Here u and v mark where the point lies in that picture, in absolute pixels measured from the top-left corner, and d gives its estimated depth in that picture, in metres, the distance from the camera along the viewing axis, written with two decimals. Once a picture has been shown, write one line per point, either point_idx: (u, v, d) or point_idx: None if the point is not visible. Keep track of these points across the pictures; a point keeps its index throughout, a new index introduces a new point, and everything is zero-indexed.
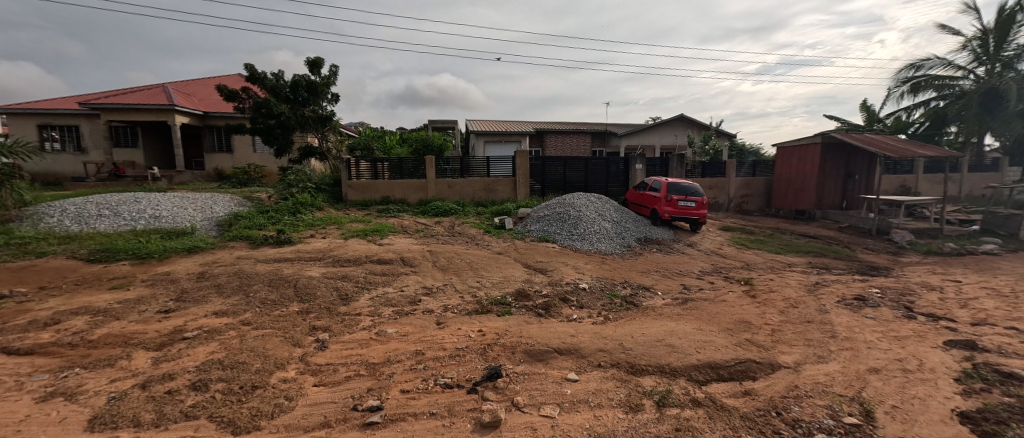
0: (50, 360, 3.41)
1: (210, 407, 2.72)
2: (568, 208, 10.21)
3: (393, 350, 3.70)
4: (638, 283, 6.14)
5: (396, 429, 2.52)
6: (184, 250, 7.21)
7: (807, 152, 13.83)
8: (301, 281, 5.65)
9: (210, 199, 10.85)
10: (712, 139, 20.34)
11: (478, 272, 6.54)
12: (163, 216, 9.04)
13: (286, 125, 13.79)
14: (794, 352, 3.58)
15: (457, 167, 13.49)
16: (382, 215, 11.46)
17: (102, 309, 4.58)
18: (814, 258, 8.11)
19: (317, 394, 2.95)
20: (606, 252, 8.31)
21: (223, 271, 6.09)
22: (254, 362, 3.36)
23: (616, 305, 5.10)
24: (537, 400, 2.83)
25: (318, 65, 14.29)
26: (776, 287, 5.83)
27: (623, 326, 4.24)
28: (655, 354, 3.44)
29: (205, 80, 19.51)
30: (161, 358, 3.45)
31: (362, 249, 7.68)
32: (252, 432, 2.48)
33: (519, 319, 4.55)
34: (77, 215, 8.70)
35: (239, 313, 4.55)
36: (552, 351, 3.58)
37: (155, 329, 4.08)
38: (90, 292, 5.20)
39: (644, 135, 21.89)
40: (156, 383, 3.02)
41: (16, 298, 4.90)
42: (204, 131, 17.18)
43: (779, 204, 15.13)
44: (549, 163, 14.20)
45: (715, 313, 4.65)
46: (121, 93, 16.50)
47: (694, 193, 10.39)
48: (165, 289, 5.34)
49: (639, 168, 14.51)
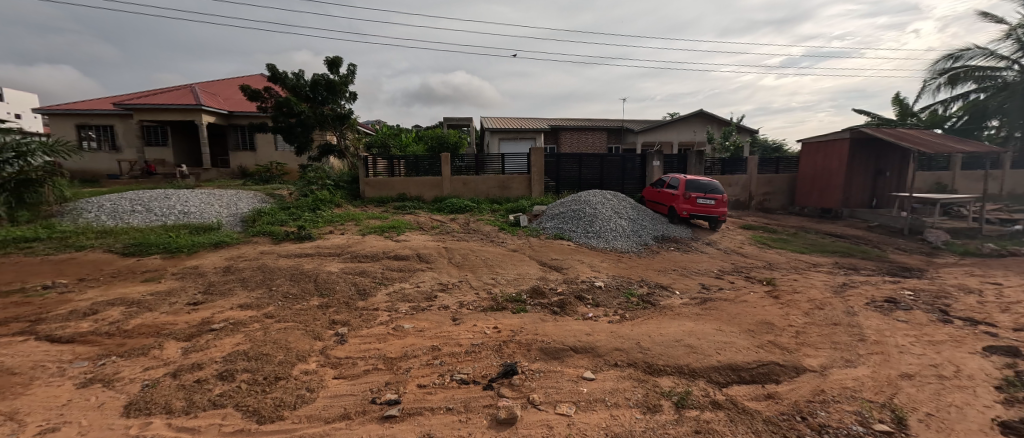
0: (89, 349, 3.59)
1: (236, 397, 2.81)
2: (584, 205, 10.13)
3: (410, 345, 3.75)
4: (655, 282, 6.05)
5: (413, 423, 2.55)
6: (211, 245, 7.48)
7: (835, 148, 13.34)
8: (320, 276, 5.79)
9: (235, 196, 11.20)
10: (733, 135, 19.86)
11: (493, 269, 6.56)
12: (191, 212, 9.39)
13: (306, 123, 14.11)
14: (820, 356, 3.47)
15: (472, 164, 13.57)
16: (398, 212, 11.62)
17: (136, 300, 4.79)
18: (841, 259, 7.82)
19: (337, 386, 3.02)
20: (622, 250, 8.22)
21: (248, 266, 6.28)
22: (277, 354, 3.46)
23: (633, 304, 5.04)
24: (553, 398, 2.82)
25: (336, 64, 14.54)
26: (800, 288, 5.66)
27: (640, 325, 4.18)
28: (673, 355, 3.38)
29: (230, 81, 20.12)
30: (190, 348, 3.59)
31: (380, 245, 7.82)
32: (276, 422, 2.56)
33: (535, 316, 4.55)
34: (113, 210, 9.13)
35: (263, 306, 4.69)
36: (567, 349, 3.56)
37: (185, 320, 4.25)
38: (125, 284, 5.47)
39: (662, 132, 21.51)
40: (185, 372, 3.15)
41: (58, 289, 5.19)
42: (230, 130, 17.74)
43: (803, 202, 14.67)
44: (564, 160, 14.11)
45: (736, 313, 4.54)
46: (152, 94, 17.19)
47: (714, 190, 10.16)
48: (194, 282, 5.56)
49: (657, 164, 14.26)
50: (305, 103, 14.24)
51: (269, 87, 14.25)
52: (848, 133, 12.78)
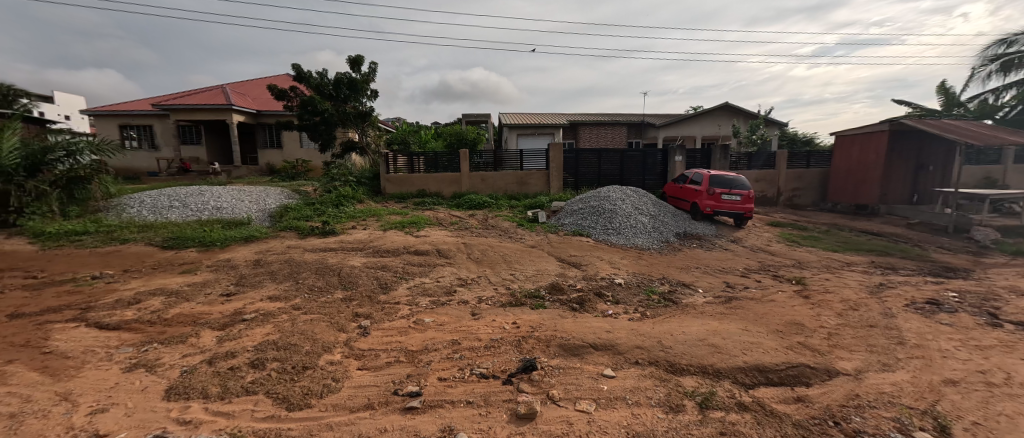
0: (132, 335, 3.81)
1: (267, 384, 2.93)
2: (603, 201, 10.00)
3: (430, 338, 3.81)
4: (677, 280, 5.92)
5: (434, 415, 2.60)
6: (242, 239, 7.78)
7: (872, 141, 12.70)
8: (344, 270, 5.94)
9: (263, 192, 11.60)
10: (761, 128, 19.06)
11: (511, 265, 6.58)
12: (224, 208, 9.80)
13: (329, 121, 14.46)
14: (854, 359, 3.32)
15: (490, 160, 13.56)
16: (418, 208, 11.77)
17: (175, 290, 5.06)
18: (877, 258, 7.45)
19: (361, 377, 3.11)
20: (643, 247, 8.08)
21: (276, 259, 6.51)
22: (304, 344, 3.58)
23: (654, 302, 4.95)
24: (572, 394, 2.82)
25: (358, 63, 14.80)
26: (832, 288, 5.42)
27: (662, 324, 4.11)
28: (697, 354, 3.31)
29: (258, 81, 20.82)
30: (224, 337, 3.76)
31: (400, 240, 7.96)
32: (304, 410, 2.66)
33: (554, 312, 4.54)
34: (153, 205, 9.62)
35: (290, 298, 4.86)
36: (587, 346, 3.55)
37: (219, 310, 4.45)
38: (165, 275, 5.76)
39: (685, 126, 20.98)
40: (220, 360, 3.30)
41: (105, 279, 5.53)
42: (258, 128, 18.36)
43: (836, 198, 14.06)
44: (583, 155, 13.96)
45: (762, 313, 4.40)
46: (186, 95, 17.96)
47: (740, 186, 9.84)
48: (227, 274, 5.82)
49: (679, 160, 13.93)
50: (328, 101, 14.57)
51: (295, 87, 14.64)
52: (886, 125, 12.14)
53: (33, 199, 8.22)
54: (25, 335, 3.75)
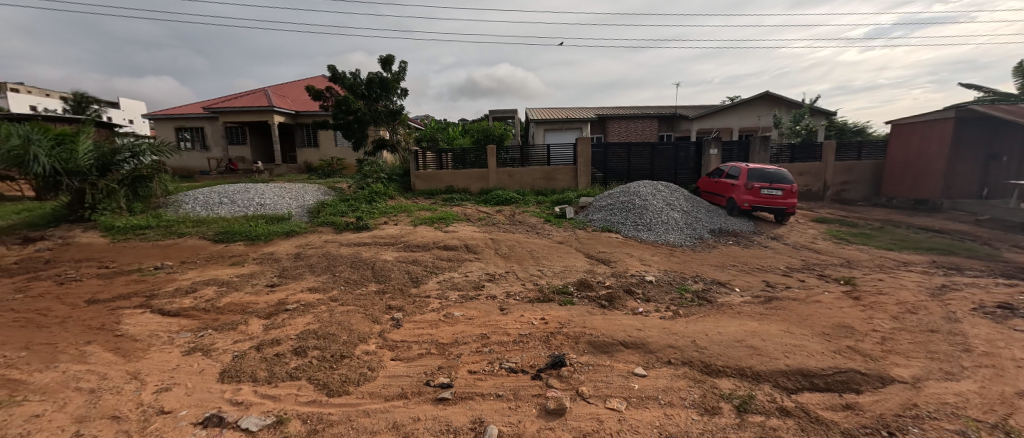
0: (190, 322, 4.12)
1: (309, 371, 3.09)
2: (633, 196, 9.78)
3: (460, 332, 3.88)
4: (711, 278, 5.72)
5: (465, 407, 2.65)
6: (284, 233, 8.20)
7: (935, 131, 11.67)
8: (377, 264, 6.14)
9: (302, 189, 12.14)
10: (806, 118, 17.72)
11: (539, 260, 6.57)
12: (266, 204, 10.35)
13: (362, 120, 14.93)
14: (912, 366, 3.09)
15: (517, 156, 13.56)
16: (447, 204, 11.96)
17: (226, 281, 5.42)
18: (939, 257, 6.87)
19: (395, 367, 3.21)
20: (675, 243, 7.84)
21: (315, 253, 6.83)
22: (341, 334, 3.74)
23: (687, 300, 4.81)
24: (602, 392, 2.79)
25: (389, 62, 15.18)
26: (886, 289, 5.05)
27: (696, 323, 3.99)
28: (735, 356, 3.19)
29: (296, 82, 21.79)
30: (271, 325, 3.99)
31: (430, 236, 8.11)
32: (343, 396, 2.78)
33: (583, 309, 4.51)
34: (204, 202, 10.31)
35: (328, 290, 5.09)
36: (617, 344, 3.49)
37: (265, 300, 4.73)
38: (217, 267, 6.19)
39: (720, 118, 20.18)
40: (267, 346, 3.51)
41: (166, 270, 6.01)
42: (297, 128, 19.25)
43: (891, 192, 13.11)
44: (611, 149, 13.68)
45: (806, 314, 4.16)
46: (233, 98, 19.07)
47: (781, 180, 9.33)
48: (271, 266, 6.16)
49: (714, 153, 13.34)
50: (361, 100, 15.03)
51: (330, 87, 15.17)
52: (953, 113, 11.11)
53: (104, 196, 9.02)
54: (101, 319, 4.14)
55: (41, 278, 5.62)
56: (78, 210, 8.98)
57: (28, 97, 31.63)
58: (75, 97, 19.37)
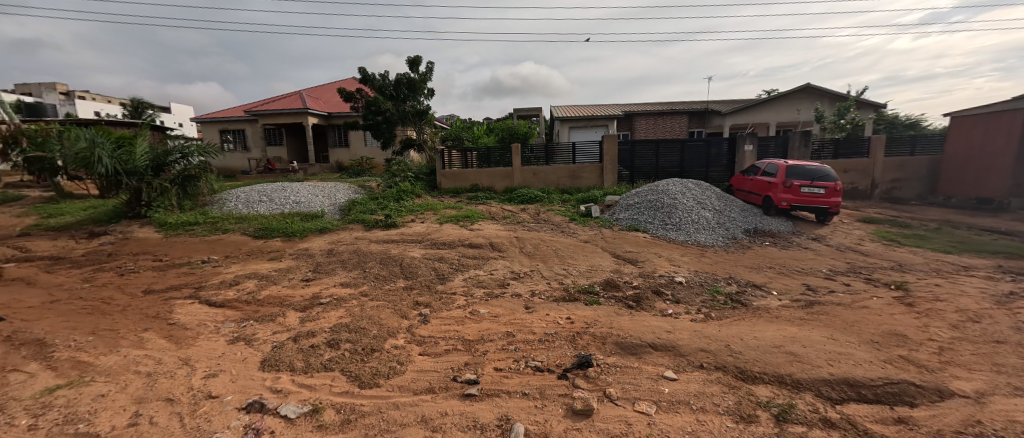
0: (233, 312, 4.36)
1: (342, 363, 3.21)
2: (662, 195, 9.53)
3: (486, 329, 3.91)
4: (746, 280, 5.49)
5: (491, 404, 2.67)
6: (318, 230, 8.52)
7: (1002, 122, 10.71)
8: (405, 261, 6.28)
9: (334, 188, 12.59)
10: (851, 111, 16.65)
11: (564, 259, 6.52)
12: (301, 202, 10.80)
13: (390, 120, 15.32)
14: (975, 380, 2.85)
15: (542, 154, 13.53)
16: (472, 203, 12.07)
17: (265, 275, 5.70)
18: (1006, 261, 6.30)
19: (423, 362, 3.28)
20: (706, 244, 7.58)
21: (346, 249, 7.08)
22: (372, 328, 3.85)
23: (719, 303, 4.64)
24: (631, 394, 2.74)
25: (416, 63, 15.47)
26: (944, 295, 4.68)
27: (730, 326, 3.85)
28: (772, 362, 3.05)
29: (329, 85, 22.60)
30: (306, 318, 4.17)
31: (456, 234, 8.21)
32: (373, 388, 2.87)
33: (609, 309, 4.43)
34: (246, 200, 10.88)
35: (359, 285, 5.26)
36: (646, 346, 3.42)
37: (301, 294, 4.94)
38: (257, 261, 6.52)
39: (755, 112, 19.35)
40: (303, 338, 3.66)
41: (212, 263, 6.40)
42: (329, 128, 19.95)
43: (949, 190, 12.15)
44: (639, 147, 13.37)
45: (852, 321, 3.93)
46: (271, 101, 20.00)
47: (824, 178, 8.81)
48: (306, 261, 6.43)
49: (749, 149, 12.79)
50: (390, 101, 15.40)
51: (360, 89, 15.60)
52: None
53: (158, 195, 9.63)
54: (156, 308, 4.45)
55: (104, 269, 6.12)
56: (136, 207, 9.66)
57: (91, 104, 34.35)
58: (133, 103, 20.90)
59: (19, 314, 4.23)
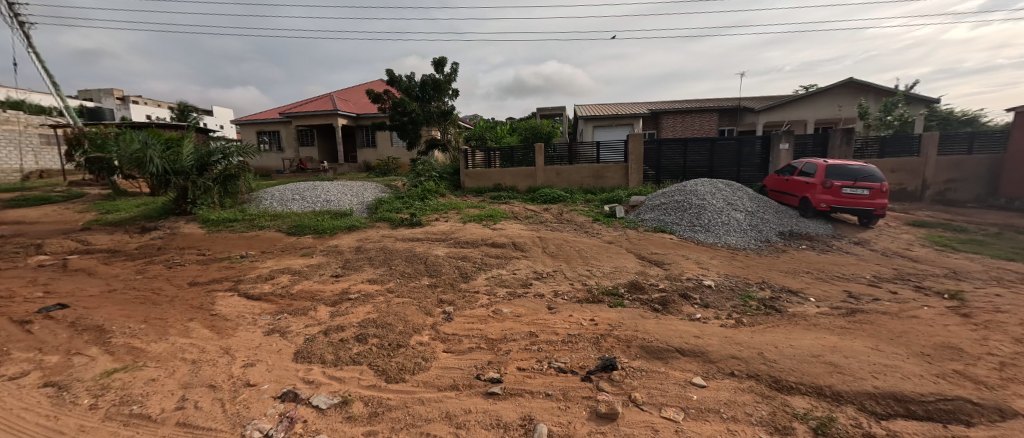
0: (269, 305, 4.57)
1: (369, 357, 3.30)
2: (690, 196, 9.26)
3: (509, 328, 3.92)
4: (781, 285, 5.26)
5: (514, 403, 2.67)
6: (346, 228, 8.80)
7: None
8: (430, 259, 6.38)
9: (362, 187, 12.95)
10: (899, 107, 15.65)
11: (588, 260, 6.46)
12: (331, 200, 11.17)
13: (416, 121, 15.61)
14: None
15: (565, 154, 13.46)
16: (495, 202, 12.12)
17: (297, 270, 5.94)
18: None
19: (446, 359, 3.32)
20: (737, 246, 7.31)
21: (373, 247, 7.27)
22: (398, 324, 3.94)
23: (751, 308, 4.47)
24: (657, 400, 2.68)
25: (441, 64, 15.70)
26: (1007, 307, 4.31)
27: (764, 333, 3.69)
28: (810, 372, 2.91)
29: (358, 87, 23.29)
30: (336, 312, 4.31)
31: (479, 233, 8.27)
32: (399, 383, 2.93)
33: (634, 312, 4.35)
34: (280, 198, 11.36)
35: (385, 281, 5.39)
36: (673, 350, 3.34)
37: (331, 289, 5.12)
38: (291, 257, 6.80)
39: (792, 109, 18.51)
40: (333, 332, 3.79)
41: (250, 258, 6.74)
42: (358, 129, 20.53)
43: (1012, 192, 11.20)
44: (666, 146, 13.05)
45: (899, 331, 3.69)
46: (304, 103, 20.80)
47: (869, 178, 8.30)
48: (336, 258, 6.65)
49: (785, 147, 12.22)
50: (416, 102, 15.70)
51: (388, 91, 15.97)
52: None
53: (202, 193, 10.23)
54: (200, 299, 4.73)
55: (154, 262, 6.55)
56: (182, 204, 10.29)
57: (143, 108, 36.81)
58: (180, 107, 22.23)
59: (82, 302, 4.60)
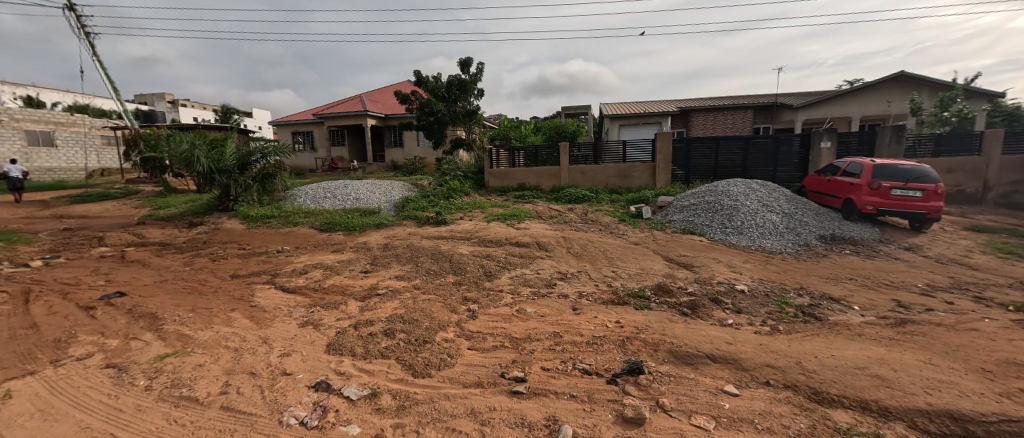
0: (303, 298, 4.77)
1: (397, 352, 3.37)
2: (722, 196, 8.94)
3: (534, 328, 3.91)
4: (821, 292, 4.99)
5: (539, 403, 2.67)
6: (375, 225, 9.05)
7: None
8: (454, 257, 6.45)
9: (390, 186, 13.24)
10: (957, 102, 14.47)
11: (613, 261, 6.36)
12: (360, 198, 11.50)
13: (442, 121, 15.83)
14: None
15: (590, 153, 13.32)
16: (519, 201, 12.14)
17: (329, 265, 6.16)
18: None
19: (471, 356, 3.35)
20: (772, 250, 7.00)
21: (400, 244, 7.44)
22: (424, 320, 4.01)
23: (788, 315, 4.26)
24: (686, 407, 2.61)
25: (467, 65, 15.86)
26: None
27: (802, 341, 3.52)
28: (853, 384, 2.75)
29: (386, 89, 23.89)
30: (365, 307, 4.44)
31: (503, 232, 8.30)
32: (425, 378, 2.99)
33: (661, 315, 4.25)
34: (313, 196, 11.80)
35: (412, 278, 5.50)
36: (703, 356, 3.23)
37: (360, 284, 5.28)
38: (323, 253, 7.07)
39: (835, 106, 17.50)
40: (362, 326, 3.90)
41: (285, 253, 7.05)
42: (386, 129, 21.04)
43: None
44: (696, 145, 12.65)
45: (955, 345, 3.42)
46: (335, 104, 21.51)
47: (923, 179, 7.73)
48: (365, 254, 6.85)
49: (827, 146, 11.56)
50: (442, 102, 15.92)
51: (415, 91, 16.27)
52: None
53: (243, 190, 10.79)
54: (241, 291, 4.99)
55: (200, 255, 6.97)
56: (225, 201, 10.90)
57: (189, 111, 39.06)
58: (223, 109, 23.49)
59: (137, 290, 4.95)
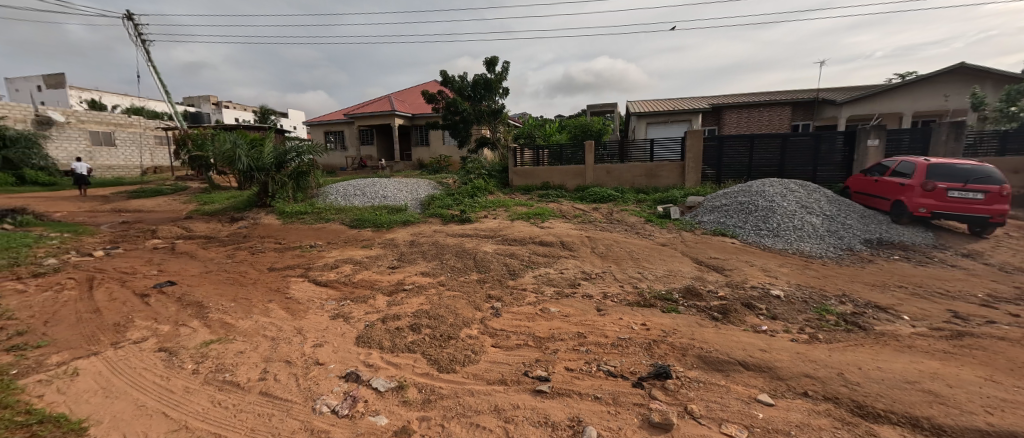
0: (334, 292, 4.93)
1: (422, 346, 3.43)
2: (756, 197, 8.58)
3: (558, 328, 3.89)
4: (866, 300, 4.69)
5: (563, 403, 2.65)
6: (401, 222, 9.25)
7: None
8: (478, 255, 6.50)
9: (416, 184, 13.49)
10: None
11: (639, 262, 6.22)
12: (388, 196, 11.78)
13: (467, 120, 15.98)
14: None
15: (615, 152, 13.13)
16: (542, 200, 12.08)
17: (358, 260, 6.35)
18: None
19: (495, 353, 3.37)
20: (811, 254, 6.65)
21: (425, 241, 7.57)
22: (448, 317, 4.06)
23: (828, 323, 4.04)
24: (717, 414, 2.51)
25: (492, 64, 15.92)
26: None
27: (844, 352, 3.32)
28: (902, 399, 2.58)
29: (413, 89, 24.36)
30: (392, 302, 4.54)
31: (527, 231, 8.28)
32: (449, 373, 3.02)
33: (689, 319, 4.12)
34: (344, 193, 12.19)
35: (437, 275, 5.59)
36: (735, 363, 3.11)
37: (387, 279, 5.41)
38: (353, 248, 7.30)
39: (884, 101, 16.36)
40: (390, 320, 3.99)
41: (318, 247, 7.33)
42: (413, 129, 21.46)
43: None
44: (728, 143, 12.20)
45: (1020, 361, 3.14)
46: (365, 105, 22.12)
47: (985, 180, 7.12)
48: (392, 250, 7.01)
49: (874, 144, 10.85)
50: (468, 101, 16.06)
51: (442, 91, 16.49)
52: None
53: (279, 187, 11.30)
54: (277, 283, 5.23)
55: (240, 248, 7.35)
56: (263, 197, 11.44)
57: (230, 112, 41.16)
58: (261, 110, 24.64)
59: (185, 280, 5.28)
